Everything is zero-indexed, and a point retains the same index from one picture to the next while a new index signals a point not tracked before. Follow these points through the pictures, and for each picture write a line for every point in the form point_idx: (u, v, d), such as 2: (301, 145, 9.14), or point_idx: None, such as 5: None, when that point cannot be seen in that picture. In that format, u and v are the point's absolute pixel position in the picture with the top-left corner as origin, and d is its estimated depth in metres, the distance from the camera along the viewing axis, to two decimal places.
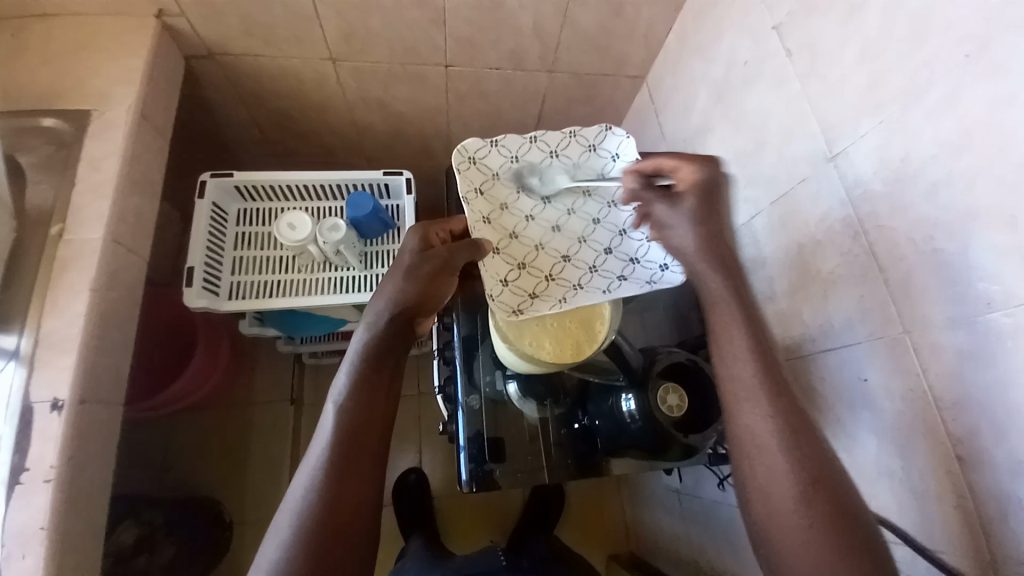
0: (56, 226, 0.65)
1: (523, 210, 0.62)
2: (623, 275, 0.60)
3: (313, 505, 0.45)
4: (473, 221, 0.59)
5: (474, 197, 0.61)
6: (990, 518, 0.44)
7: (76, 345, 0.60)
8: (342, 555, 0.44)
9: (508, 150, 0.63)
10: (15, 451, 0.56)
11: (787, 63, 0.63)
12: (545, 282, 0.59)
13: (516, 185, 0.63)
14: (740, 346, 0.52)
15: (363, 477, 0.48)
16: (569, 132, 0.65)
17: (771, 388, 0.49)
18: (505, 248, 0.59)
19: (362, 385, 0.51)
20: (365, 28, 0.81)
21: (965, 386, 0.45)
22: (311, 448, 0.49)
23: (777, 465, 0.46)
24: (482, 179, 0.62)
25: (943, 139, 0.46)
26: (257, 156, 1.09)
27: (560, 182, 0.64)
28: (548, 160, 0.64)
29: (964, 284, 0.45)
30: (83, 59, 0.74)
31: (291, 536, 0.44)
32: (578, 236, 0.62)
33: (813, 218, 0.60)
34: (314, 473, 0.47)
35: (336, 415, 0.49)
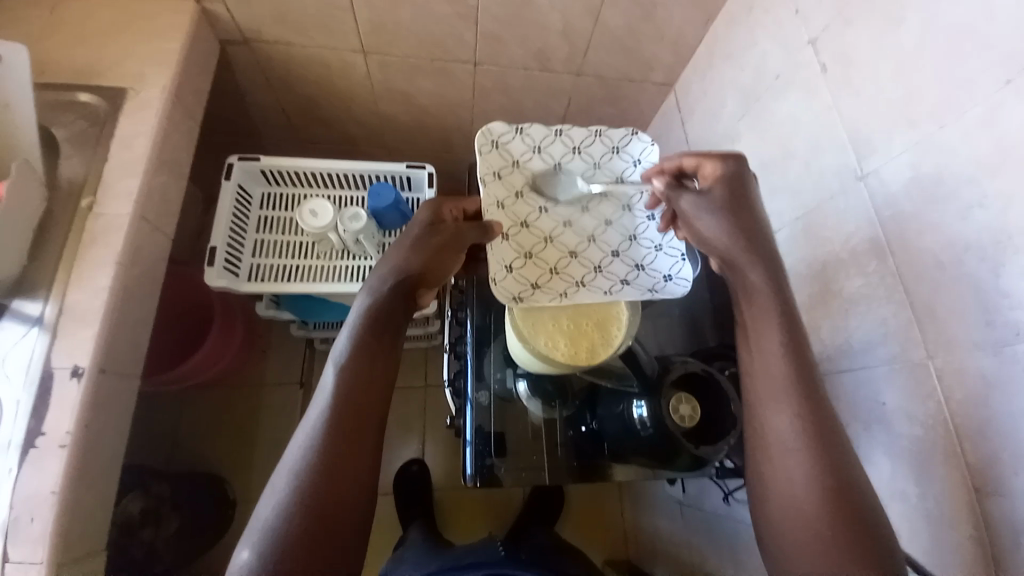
0: (86, 199, 0.67)
1: (538, 200, 0.64)
2: (624, 279, 0.63)
3: (310, 463, 0.45)
4: (487, 204, 0.62)
5: (492, 180, 0.64)
6: (1005, 550, 0.43)
7: (98, 316, 0.62)
8: (338, 516, 0.44)
9: (532, 141, 0.66)
10: (34, 415, 0.57)
11: (819, 77, 0.62)
12: (548, 274, 0.61)
13: (535, 175, 0.66)
14: (772, 339, 0.50)
15: (362, 440, 0.47)
16: (594, 131, 0.68)
17: (797, 381, 0.49)
18: (514, 235, 0.62)
19: (364, 349, 0.51)
20: (397, 20, 0.81)
21: (987, 414, 0.44)
22: (309, 408, 0.49)
23: (793, 459, 0.46)
24: (503, 164, 0.65)
25: (980, 161, 0.45)
26: (282, 142, 1.11)
27: (579, 179, 0.67)
28: (570, 157, 0.67)
29: (993, 310, 0.44)
30: (121, 38, 0.76)
31: (288, 494, 0.44)
32: (588, 235, 0.65)
33: (838, 235, 0.59)
34: (312, 435, 0.47)
35: (336, 375, 0.49)
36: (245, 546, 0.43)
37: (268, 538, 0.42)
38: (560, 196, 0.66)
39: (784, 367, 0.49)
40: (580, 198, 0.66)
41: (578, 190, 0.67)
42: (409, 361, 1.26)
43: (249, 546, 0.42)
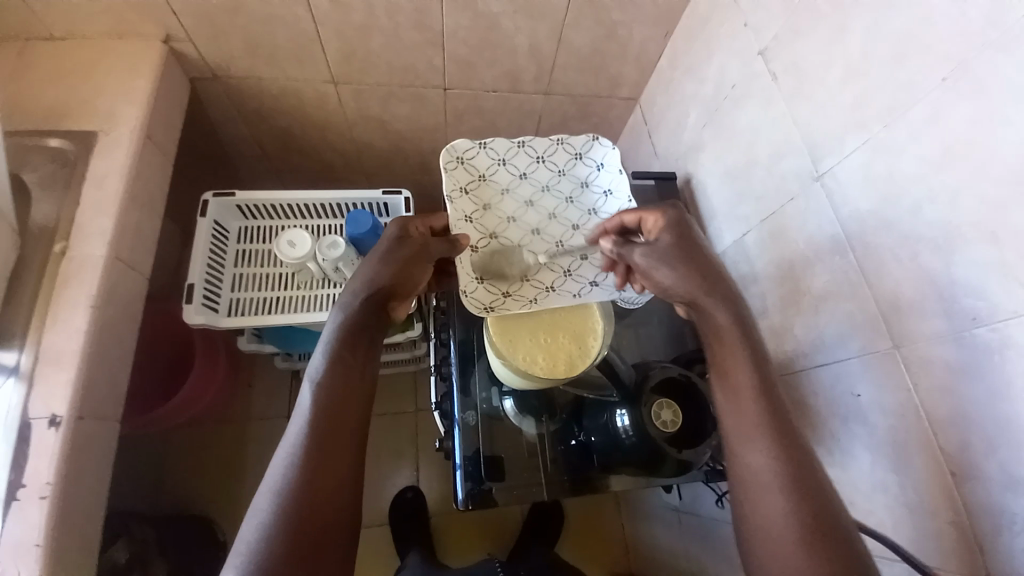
0: (59, 243, 0.66)
1: (506, 213, 0.70)
2: (592, 282, 0.68)
3: (289, 487, 0.44)
4: (456, 220, 0.66)
5: (459, 196, 0.68)
6: (985, 533, 0.44)
7: (75, 360, 0.61)
8: (323, 535, 0.44)
9: (497, 154, 0.71)
10: (12, 467, 0.56)
11: (772, 85, 0.65)
12: (519, 282, 0.66)
13: (502, 188, 0.71)
14: (745, 381, 0.50)
15: (342, 455, 0.47)
16: (556, 140, 0.72)
17: (770, 420, 0.48)
18: (484, 247, 0.67)
19: (338, 361, 0.51)
20: (366, 50, 0.83)
21: (954, 400, 0.46)
22: (288, 428, 0.48)
23: (773, 496, 0.45)
24: (470, 180, 0.70)
25: (924, 158, 0.47)
26: (259, 174, 1.11)
27: (544, 188, 0.72)
28: (536, 166, 0.72)
29: (952, 300, 0.45)
30: (90, 81, 0.76)
31: (269, 515, 0.44)
32: (555, 241, 0.70)
33: (801, 235, 0.62)
34: (292, 451, 0.46)
35: (312, 395, 0.49)
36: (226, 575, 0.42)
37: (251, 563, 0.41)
38: (527, 207, 0.71)
39: (759, 409, 0.49)
40: (546, 206, 0.71)
41: (544, 199, 0.71)
42: (398, 386, 1.25)
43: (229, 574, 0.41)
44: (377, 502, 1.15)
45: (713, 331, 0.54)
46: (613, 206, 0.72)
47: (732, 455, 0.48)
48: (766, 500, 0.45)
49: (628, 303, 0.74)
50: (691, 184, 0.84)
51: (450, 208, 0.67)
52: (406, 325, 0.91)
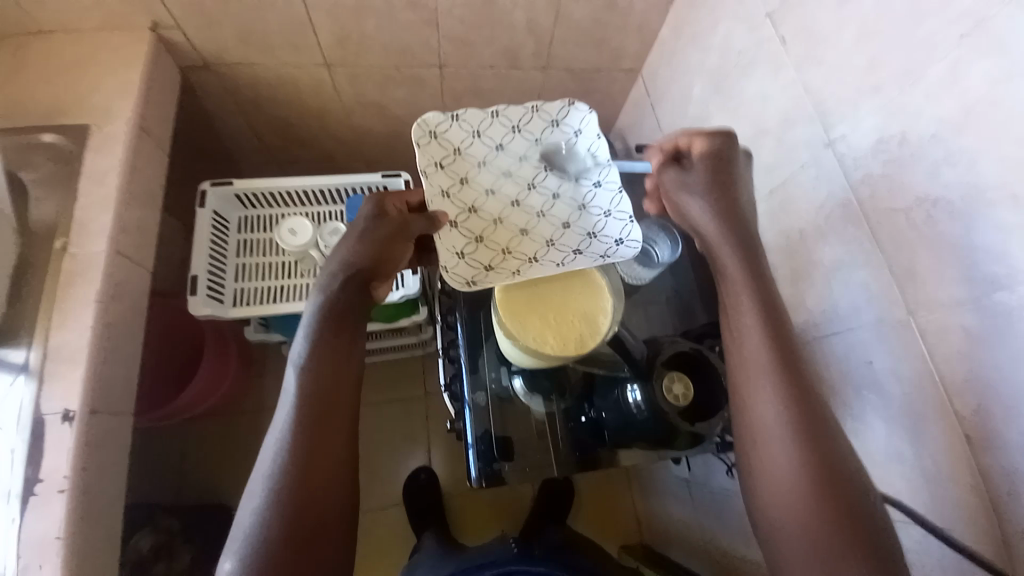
0: (60, 240, 0.66)
1: (485, 185, 0.63)
2: (576, 250, 0.62)
3: (285, 465, 0.45)
4: (431, 196, 0.61)
5: (434, 172, 0.62)
6: (1003, 498, 0.44)
7: (84, 357, 0.61)
8: (325, 513, 0.45)
9: (472, 125, 0.64)
10: (28, 464, 0.56)
11: (783, 50, 0.62)
12: (501, 255, 0.61)
13: (478, 160, 0.64)
14: (751, 323, 0.49)
15: (335, 434, 0.48)
16: (529, 107, 0.66)
17: (780, 361, 0.47)
18: (462, 222, 0.61)
19: (322, 344, 0.50)
20: (360, 31, 0.80)
21: (971, 365, 0.45)
22: (278, 411, 0.49)
23: (780, 443, 0.45)
24: (445, 154, 0.63)
25: (943, 120, 0.46)
26: (257, 165, 1.10)
27: (521, 159, 0.65)
28: (510, 137, 0.65)
29: (971, 264, 0.45)
30: (81, 74, 0.74)
31: (265, 498, 0.44)
32: (536, 212, 0.64)
33: (813, 204, 0.60)
34: (283, 432, 0.47)
35: (298, 377, 0.49)
36: (227, 559, 0.43)
37: (251, 546, 0.42)
38: (504, 177, 0.64)
39: (766, 351, 0.48)
40: (523, 178, 0.65)
41: (522, 169, 0.65)
42: (407, 371, 1.26)
43: (231, 559, 0.42)
44: (391, 485, 1.17)
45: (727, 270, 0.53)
46: (595, 171, 0.65)
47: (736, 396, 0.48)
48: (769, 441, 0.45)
49: (634, 279, 0.73)
50: None
51: (425, 183, 0.61)
52: (412, 310, 0.91)
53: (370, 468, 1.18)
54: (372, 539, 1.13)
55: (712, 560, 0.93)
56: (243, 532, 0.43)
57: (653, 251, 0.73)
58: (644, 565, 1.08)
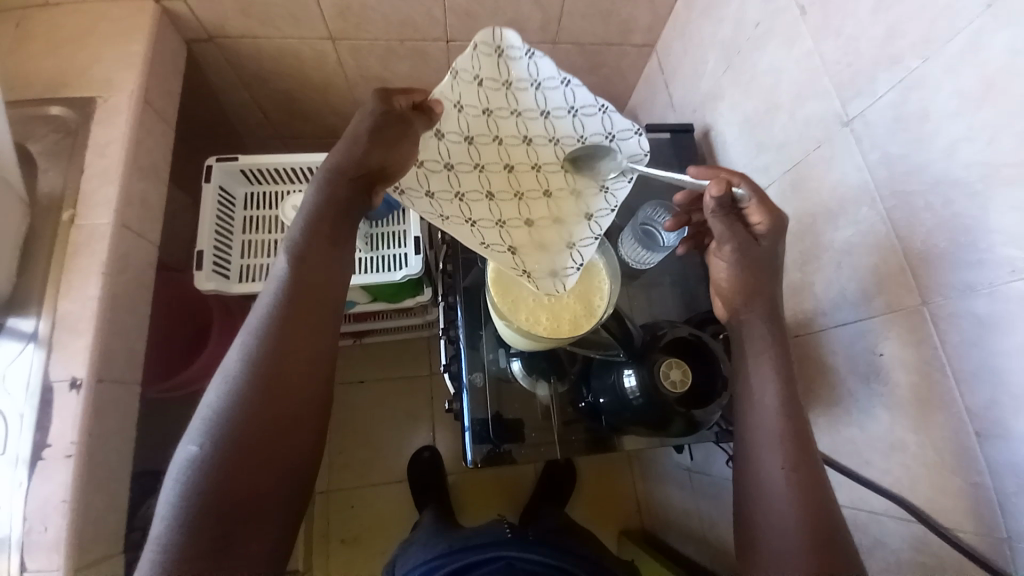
0: (67, 211, 0.67)
1: (496, 132, 0.55)
2: (513, 248, 0.54)
3: (261, 349, 0.45)
4: (443, 94, 0.52)
5: (466, 82, 0.53)
6: (1008, 494, 0.43)
7: (90, 327, 0.62)
8: (293, 420, 0.45)
9: (537, 72, 0.54)
10: (37, 429, 0.58)
11: (798, 21, 0.59)
12: (450, 197, 0.54)
13: (512, 112, 0.55)
14: (768, 403, 0.49)
15: (316, 329, 0.47)
16: (600, 106, 0.56)
17: (791, 435, 0.47)
18: (449, 142, 0.54)
19: (313, 237, 0.49)
20: (363, 2, 0.79)
21: (980, 355, 0.43)
22: (260, 294, 0.48)
23: (767, 381, 0.50)
24: (491, 79, 0.53)
25: (962, 94, 0.43)
26: (265, 141, 1.10)
27: (554, 141, 0.57)
28: (562, 115, 0.56)
29: (985, 249, 0.42)
30: (86, 46, 0.74)
31: (236, 387, 0.44)
32: (515, 191, 0.56)
33: (827, 183, 0.57)
34: (264, 317, 0.46)
35: (287, 264, 0.48)
36: (191, 442, 0.43)
37: (219, 432, 0.42)
38: (522, 145, 0.56)
39: (782, 426, 0.48)
40: (538, 154, 0.56)
41: (544, 148, 0.56)
42: (411, 351, 1.26)
43: (198, 442, 0.42)
44: (395, 463, 1.19)
45: (748, 347, 0.52)
46: (598, 206, 0.57)
47: (748, 474, 0.48)
48: (777, 516, 0.45)
49: (640, 263, 0.73)
50: (709, 137, 0.79)
51: (447, 80, 0.51)
52: (415, 290, 0.91)
53: (375, 444, 1.20)
54: (375, 514, 1.16)
55: (711, 548, 0.93)
56: (208, 418, 0.43)
57: (658, 234, 0.71)
58: (642, 548, 1.08)
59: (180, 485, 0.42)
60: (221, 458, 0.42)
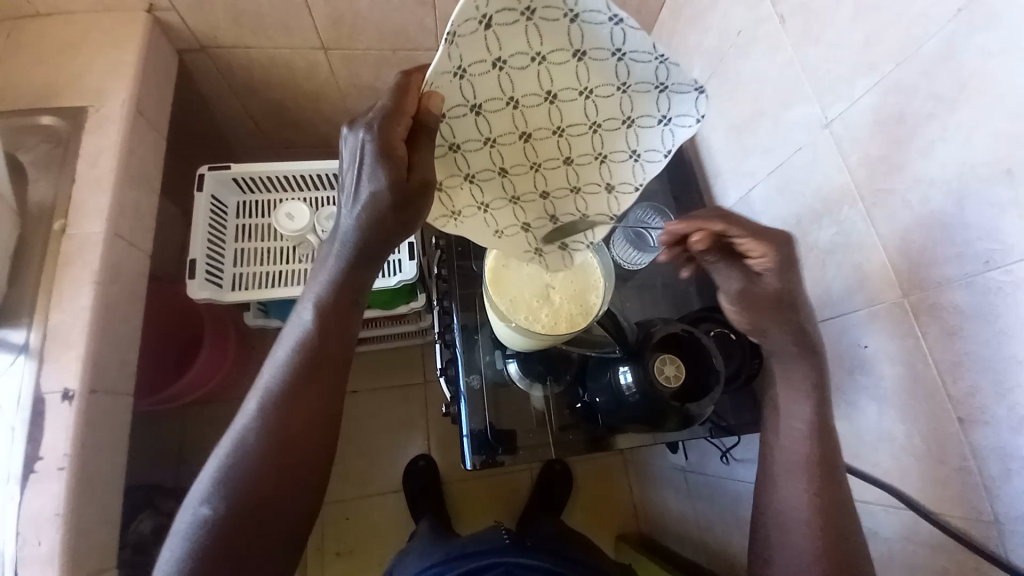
0: (58, 221, 0.66)
1: (511, 92, 0.47)
2: (524, 226, 0.55)
3: (273, 411, 0.46)
4: (441, 69, 0.43)
5: (476, 29, 0.42)
6: (993, 479, 0.44)
7: (82, 338, 0.62)
8: (298, 486, 0.46)
9: (574, 1, 0.42)
10: (29, 441, 0.57)
11: (779, 29, 0.61)
12: (460, 179, 0.52)
13: (534, 58, 0.45)
14: (799, 427, 0.52)
15: (324, 389, 0.48)
16: (658, 53, 0.45)
17: (816, 461, 0.50)
18: (454, 118, 0.48)
19: (329, 300, 0.49)
20: (356, 12, 0.80)
21: (963, 346, 0.45)
22: (274, 351, 0.49)
23: (800, 408, 0.52)
24: (511, 18, 0.42)
25: (939, 97, 0.45)
26: (256, 150, 1.10)
27: (586, 94, 0.48)
28: (603, 57, 0.46)
29: (962, 243, 0.44)
30: (77, 56, 0.74)
31: (246, 446, 0.45)
32: (532, 160, 0.52)
33: (810, 184, 0.60)
34: (276, 377, 0.47)
35: (302, 325, 0.49)
36: (203, 502, 0.44)
37: (225, 496, 0.44)
38: (545, 103, 0.48)
39: (809, 453, 0.51)
40: (562, 114, 0.49)
41: (572, 104, 0.49)
42: (405, 358, 1.26)
43: (210, 502, 0.44)
44: (390, 472, 1.18)
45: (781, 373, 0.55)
46: (624, 171, 0.53)
47: (771, 496, 0.51)
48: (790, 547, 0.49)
49: (631, 263, 0.75)
50: (695, 142, 0.82)
51: (444, 51, 0.42)
52: (409, 297, 0.91)
53: (369, 453, 1.19)
54: (368, 524, 1.14)
55: (708, 548, 0.93)
56: (217, 477, 0.44)
57: (647, 235, 0.75)
58: (639, 551, 1.09)
59: (190, 543, 0.43)
60: (230, 517, 0.43)
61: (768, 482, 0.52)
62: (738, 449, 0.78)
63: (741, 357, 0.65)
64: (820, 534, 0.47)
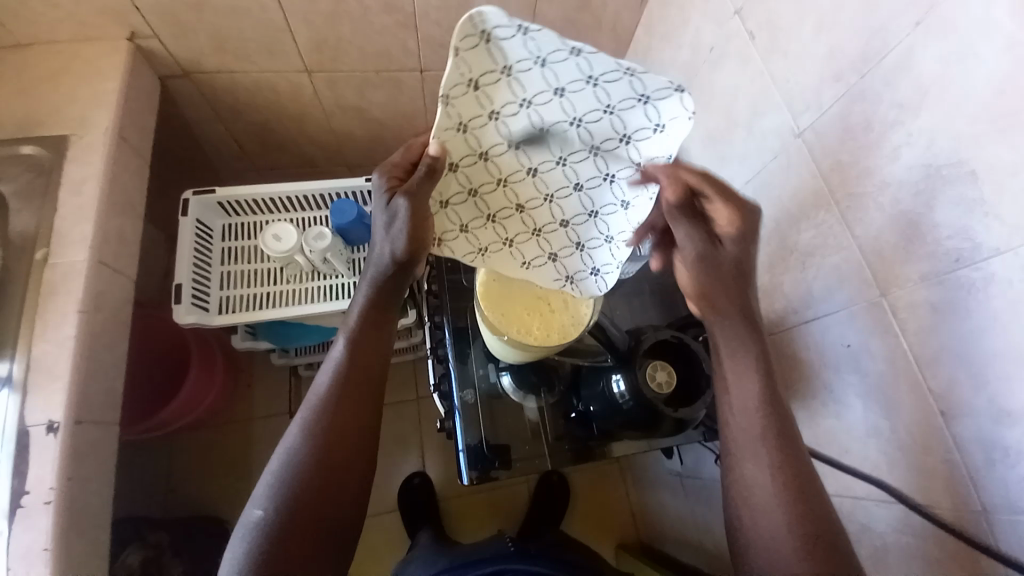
0: (40, 251, 0.65)
1: (510, 136, 0.48)
2: (553, 255, 0.57)
3: (320, 423, 0.50)
4: (443, 129, 0.45)
5: (461, 93, 0.43)
6: (977, 468, 0.45)
7: (67, 368, 0.60)
8: (337, 492, 0.49)
9: (537, 48, 0.41)
10: (14, 475, 0.56)
11: (750, 44, 0.64)
12: (483, 221, 0.54)
13: (519, 103, 0.45)
14: (749, 402, 0.51)
15: (365, 403, 0.53)
16: (627, 68, 0.43)
17: (773, 431, 0.49)
18: (464, 166, 0.49)
19: (368, 321, 0.55)
20: (339, 36, 0.81)
21: (939, 340, 0.47)
22: (319, 370, 0.54)
23: (749, 382, 0.52)
24: (484, 73, 0.42)
25: (901, 104, 0.47)
26: (241, 171, 1.10)
27: (577, 123, 0.47)
28: (581, 87, 0.44)
29: (932, 242, 0.46)
30: (58, 86, 0.74)
31: (295, 456, 0.49)
32: (545, 193, 0.53)
33: (786, 189, 0.62)
34: (322, 393, 0.52)
35: (344, 346, 0.54)
36: (256, 506, 0.48)
37: (278, 500, 0.47)
38: (545, 141, 0.49)
39: (763, 426, 0.50)
40: (561, 147, 0.49)
41: (570, 137, 0.49)
42: (396, 375, 1.25)
43: (263, 506, 0.47)
44: (386, 489, 1.17)
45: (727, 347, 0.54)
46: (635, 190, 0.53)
47: (736, 473, 0.50)
48: (762, 520, 0.47)
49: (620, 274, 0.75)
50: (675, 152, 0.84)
51: (438, 112, 0.44)
52: (400, 313, 0.91)
53: None
54: (362, 540, 1.13)
55: (708, 552, 0.93)
56: (269, 485, 0.48)
57: None
58: (639, 558, 1.08)
59: (244, 548, 0.46)
60: (281, 521, 0.47)
61: (730, 460, 0.51)
62: None
63: None
64: (789, 506, 0.46)
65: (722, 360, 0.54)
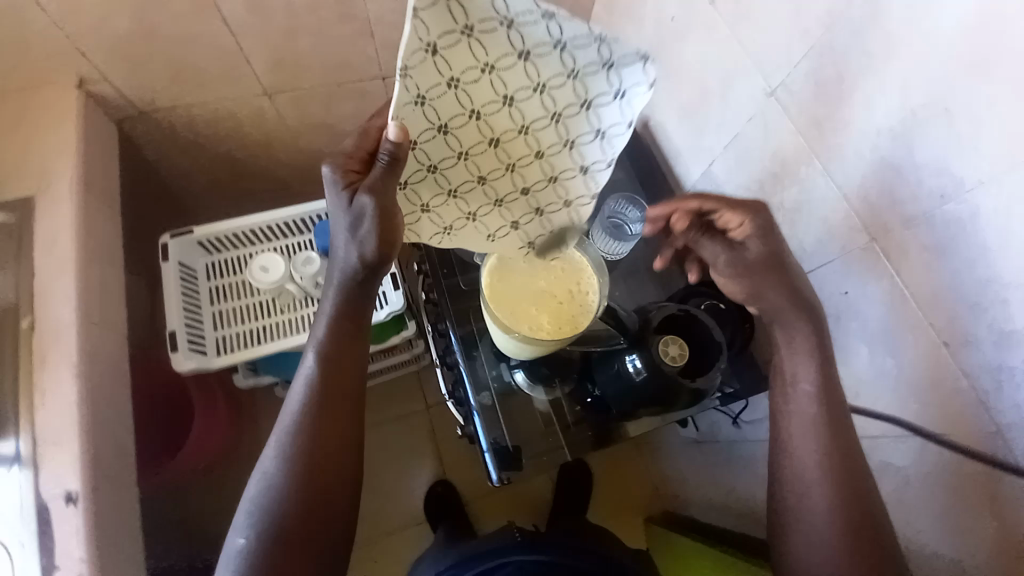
0: (24, 318, 0.63)
1: (471, 105, 0.48)
2: (514, 223, 0.57)
3: (299, 446, 0.50)
4: (401, 102, 0.45)
5: (424, 59, 0.44)
6: (985, 392, 0.47)
7: (74, 433, 0.59)
8: (323, 515, 0.49)
9: (505, 9, 0.43)
10: (42, 552, 0.54)
11: (711, 11, 0.64)
12: (445, 197, 0.54)
13: (483, 69, 0.46)
14: (808, 390, 0.53)
15: (347, 420, 0.52)
16: (595, 35, 0.46)
17: (826, 415, 0.52)
18: (424, 142, 0.49)
19: (340, 334, 0.53)
20: (296, 51, 0.79)
21: (936, 275, 0.48)
22: (293, 387, 0.53)
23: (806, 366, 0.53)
24: (450, 34, 0.44)
25: (868, 52, 0.49)
26: (213, 205, 1.07)
27: (540, 90, 0.49)
28: (546, 52, 0.47)
29: (916, 183, 0.47)
30: (10, 143, 0.71)
31: (276, 481, 0.49)
32: (507, 162, 0.53)
33: (766, 148, 0.63)
34: (297, 414, 0.51)
35: (314, 360, 0.52)
36: (240, 533, 0.48)
37: (261, 528, 0.48)
38: (506, 108, 0.49)
39: (819, 413, 0.52)
40: (523, 113, 0.50)
41: (531, 101, 0.49)
42: (403, 388, 1.25)
43: (245, 534, 0.48)
44: (407, 500, 1.17)
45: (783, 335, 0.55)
46: (597, 151, 0.54)
47: (784, 457, 0.53)
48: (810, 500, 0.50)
49: (613, 254, 0.76)
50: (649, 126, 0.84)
51: (399, 84, 0.44)
52: (399, 326, 0.91)
53: (383, 489, 1.17)
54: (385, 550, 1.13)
55: (732, 509, 0.96)
56: (252, 512, 0.49)
57: (626, 225, 0.75)
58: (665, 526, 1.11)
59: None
60: (263, 548, 0.47)
61: (782, 443, 0.53)
62: (747, 411, 0.83)
63: (734, 325, 0.68)
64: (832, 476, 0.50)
65: (781, 350, 0.55)
